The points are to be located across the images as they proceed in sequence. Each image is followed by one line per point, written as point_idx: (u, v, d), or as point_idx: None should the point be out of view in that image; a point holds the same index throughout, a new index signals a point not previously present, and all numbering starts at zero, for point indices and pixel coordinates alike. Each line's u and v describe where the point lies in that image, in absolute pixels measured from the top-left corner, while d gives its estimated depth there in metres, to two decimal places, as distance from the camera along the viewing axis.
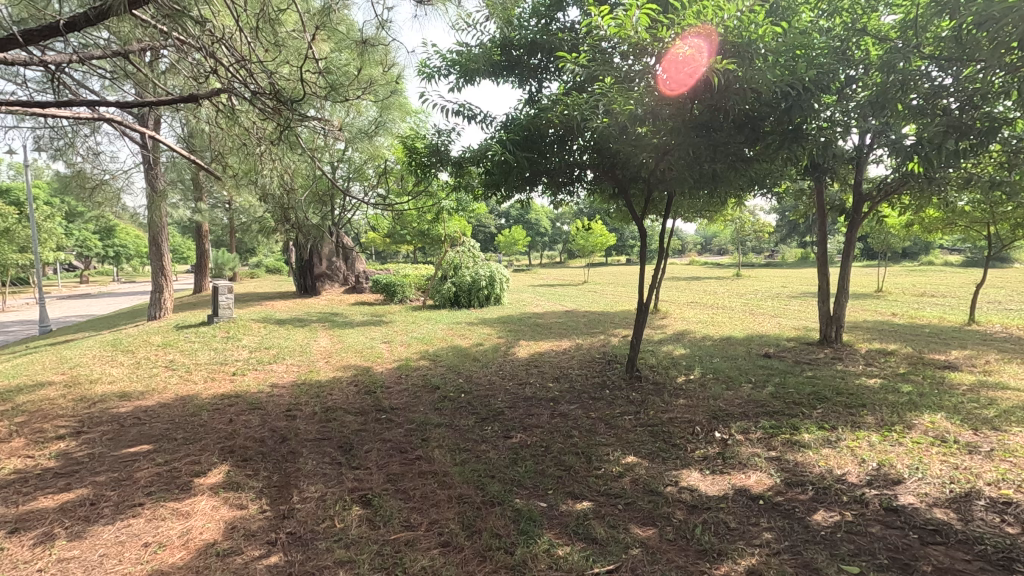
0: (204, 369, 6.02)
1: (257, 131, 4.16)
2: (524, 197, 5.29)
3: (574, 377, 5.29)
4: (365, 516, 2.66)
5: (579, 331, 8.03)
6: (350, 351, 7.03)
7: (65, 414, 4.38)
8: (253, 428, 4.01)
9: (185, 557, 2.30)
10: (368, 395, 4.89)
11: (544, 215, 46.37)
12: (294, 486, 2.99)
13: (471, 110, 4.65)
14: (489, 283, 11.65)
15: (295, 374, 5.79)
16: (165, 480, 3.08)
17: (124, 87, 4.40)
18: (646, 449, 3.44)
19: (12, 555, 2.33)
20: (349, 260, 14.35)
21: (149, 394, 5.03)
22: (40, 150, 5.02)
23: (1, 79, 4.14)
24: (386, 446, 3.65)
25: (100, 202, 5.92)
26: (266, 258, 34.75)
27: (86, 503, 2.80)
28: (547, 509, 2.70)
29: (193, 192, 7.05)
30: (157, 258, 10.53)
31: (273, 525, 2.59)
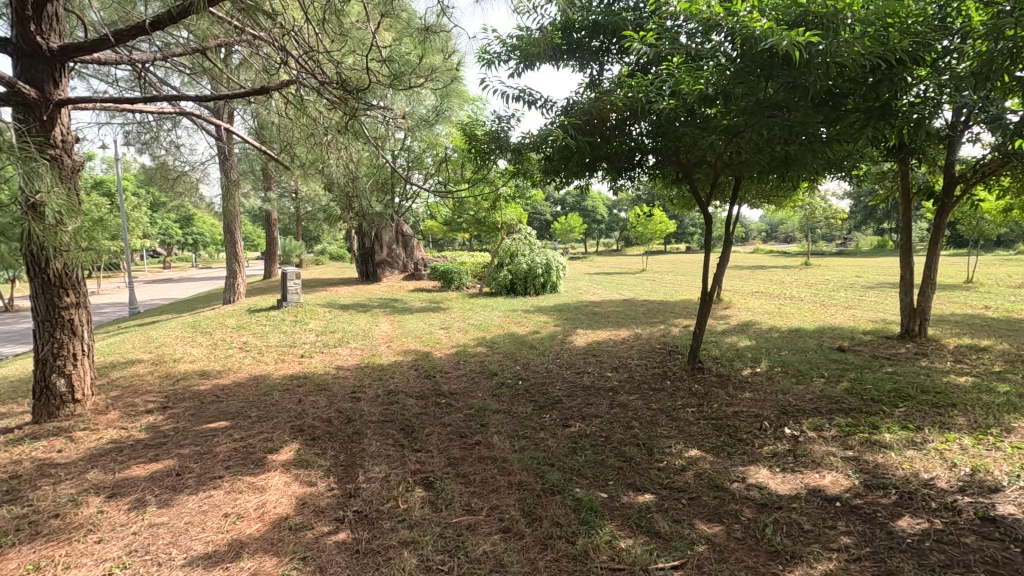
0: (274, 351, 6.33)
1: (325, 121, 4.29)
2: (583, 182, 5.21)
3: (634, 367, 5.19)
4: (427, 498, 2.72)
5: (638, 320, 7.86)
6: (410, 336, 7.20)
7: (153, 390, 4.72)
8: (320, 408, 4.17)
9: (261, 529, 2.42)
10: (427, 380, 4.99)
11: (601, 203, 45.77)
12: (359, 466, 3.09)
13: (531, 95, 4.58)
14: (546, 271, 11.58)
15: (358, 357, 5.99)
16: (241, 455, 3.25)
17: (202, 82, 4.63)
18: (710, 443, 3.33)
19: (111, 518, 2.53)
20: (408, 247, 14.68)
21: (226, 373, 5.35)
22: (128, 144, 5.38)
23: (94, 79, 4.46)
24: (446, 430, 3.71)
25: (181, 192, 6.38)
26: (330, 245, 36.20)
27: (173, 473, 3.01)
28: (608, 500, 2.66)
29: (264, 182, 7.39)
30: (231, 245, 11.20)
31: (341, 502, 2.69)
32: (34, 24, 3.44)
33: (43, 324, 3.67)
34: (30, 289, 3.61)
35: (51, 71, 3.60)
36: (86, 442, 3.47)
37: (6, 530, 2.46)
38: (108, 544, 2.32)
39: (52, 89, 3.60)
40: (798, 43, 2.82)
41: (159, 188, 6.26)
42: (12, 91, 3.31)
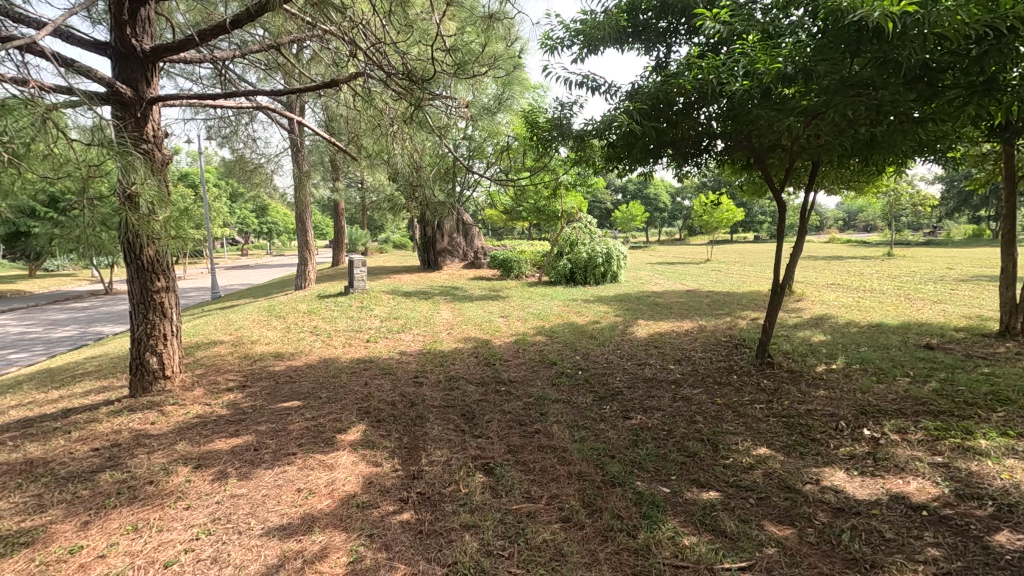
0: (342, 335, 6.61)
1: (391, 113, 4.38)
2: (646, 170, 5.06)
3: (698, 360, 5.03)
4: (488, 484, 2.75)
5: (702, 312, 7.62)
6: (470, 323, 7.31)
7: (233, 369, 5.05)
8: (386, 391, 4.32)
9: (331, 505, 2.54)
10: (487, 367, 5.05)
11: (664, 190, 44.51)
12: (422, 450, 3.18)
13: (595, 80, 4.48)
14: (606, 260, 11.40)
15: (420, 343, 6.14)
16: (313, 434, 3.42)
17: (277, 78, 4.84)
18: (780, 442, 3.18)
19: (198, 486, 2.73)
20: (468, 236, 14.84)
21: (298, 355, 5.63)
22: (211, 138, 5.72)
23: (181, 78, 4.76)
24: (506, 418, 3.74)
25: (257, 183, 6.72)
26: (393, 234, 37.26)
27: (251, 448, 3.20)
28: (671, 495, 2.60)
29: (333, 173, 7.67)
30: (303, 234, 11.74)
31: (405, 483, 2.77)
32: (130, 27, 3.71)
33: (139, 306, 3.98)
34: (127, 273, 3.92)
35: (143, 71, 3.86)
36: (176, 416, 3.76)
37: (108, 493, 2.70)
38: (195, 511, 2.50)
39: (144, 88, 3.86)
40: (891, 14, 2.58)
41: (237, 179, 6.64)
42: (112, 91, 3.59)
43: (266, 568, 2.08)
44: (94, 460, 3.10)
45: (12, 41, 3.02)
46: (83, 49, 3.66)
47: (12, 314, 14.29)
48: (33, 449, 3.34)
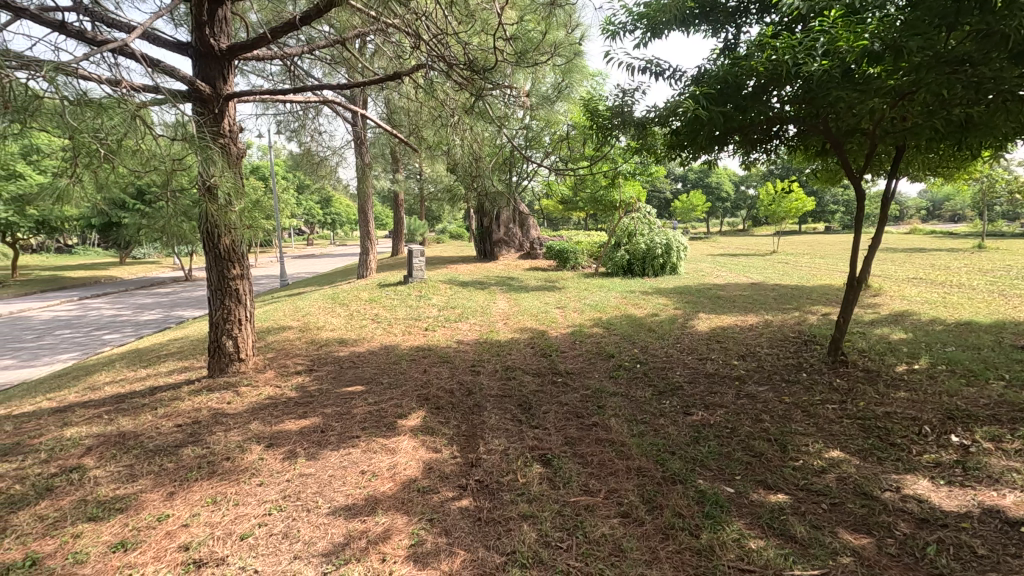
0: (402, 323, 6.78)
1: (451, 104, 4.42)
2: (710, 157, 4.87)
3: (764, 356, 4.82)
4: (545, 475, 2.75)
5: (768, 306, 7.29)
6: (526, 314, 7.31)
7: (301, 353, 5.29)
8: (444, 379, 4.40)
9: (394, 488, 2.61)
10: (544, 358, 5.04)
11: (727, 179, 42.81)
12: (480, 438, 3.21)
13: (658, 65, 4.32)
14: (665, 252, 11.08)
15: (477, 333, 6.20)
16: (375, 418, 3.52)
17: (342, 73, 4.98)
18: (855, 445, 2.99)
19: (270, 464, 2.88)
20: (524, 226, 14.82)
21: (361, 342, 5.83)
22: (280, 132, 5.97)
23: (254, 75, 4.98)
24: (563, 409, 3.72)
25: (323, 175, 6.97)
26: (450, 224, 37.81)
27: (318, 430, 3.34)
28: (735, 496, 2.51)
29: (393, 164, 7.84)
30: (364, 224, 12.09)
31: (463, 470, 2.81)
32: (209, 28, 3.91)
33: (217, 292, 4.22)
34: (206, 261, 4.17)
35: (221, 69, 4.06)
36: (249, 396, 3.98)
37: (190, 466, 2.89)
38: (268, 487, 2.64)
39: (221, 85, 4.06)
40: None
41: (304, 171, 6.90)
42: (192, 89, 3.80)
43: (332, 546, 2.16)
44: (178, 436, 3.32)
45: (107, 45, 3.25)
46: (167, 50, 3.89)
47: (106, 298, 15.57)
48: (126, 423, 3.62)
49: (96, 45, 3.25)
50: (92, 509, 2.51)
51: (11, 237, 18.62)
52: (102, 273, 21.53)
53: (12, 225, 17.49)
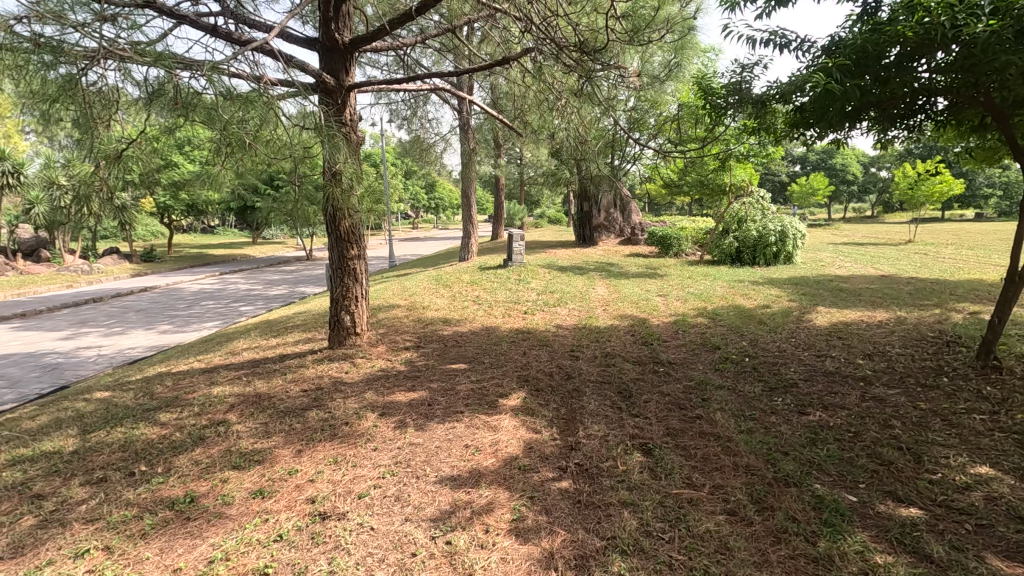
0: (502, 306, 6.93)
1: (558, 87, 4.39)
2: (838, 136, 4.42)
3: (895, 356, 4.35)
4: (646, 464, 2.70)
5: (901, 301, 6.55)
6: (626, 300, 7.16)
7: (408, 330, 5.59)
8: (543, 362, 4.45)
9: (496, 464, 2.70)
10: (645, 346, 4.92)
11: (855, 160, 38.74)
12: (580, 422, 3.22)
13: (782, 37, 3.96)
14: (780, 239, 10.29)
15: (576, 318, 6.18)
16: (478, 395, 3.65)
17: (451, 60, 5.13)
18: (1009, 463, 2.63)
19: (383, 431, 3.10)
20: (625, 211, 14.44)
21: (463, 322, 6.04)
22: (393, 120, 6.28)
23: (371, 66, 5.27)
24: (664, 399, 3.62)
25: (430, 161, 7.26)
26: (549, 210, 37.85)
27: (425, 403, 3.53)
28: (858, 505, 2.31)
29: (496, 149, 7.96)
30: (467, 209, 12.44)
31: (563, 453, 2.84)
32: (334, 23, 4.18)
33: (337, 270, 4.56)
34: (329, 242, 4.50)
35: (343, 62, 4.34)
36: (364, 367, 4.29)
37: (315, 428, 3.18)
38: (381, 453, 2.84)
39: (344, 77, 4.34)
40: None
41: (413, 157, 7.23)
42: (319, 81, 4.10)
43: (439, 512, 2.29)
44: (304, 400, 3.67)
45: (250, 44, 3.62)
46: (298, 47, 4.21)
47: (241, 274, 17.44)
48: (261, 385, 4.06)
49: (240, 44, 3.62)
50: (235, 458, 2.85)
51: (168, 219, 21.36)
52: (237, 252, 24.08)
53: (168, 209, 20.03)
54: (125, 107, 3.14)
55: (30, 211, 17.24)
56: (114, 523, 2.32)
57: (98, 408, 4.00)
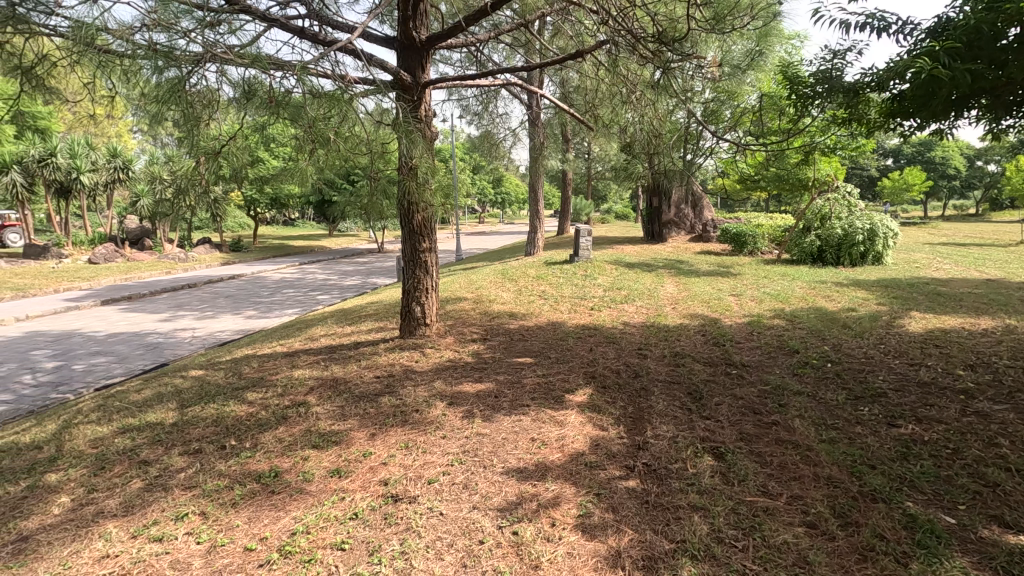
0: (568, 301, 6.89)
1: (633, 80, 4.30)
2: (941, 126, 4.05)
3: (1004, 369, 3.95)
4: (717, 468, 2.61)
5: (1011, 308, 5.93)
6: (697, 299, 6.93)
7: (476, 323, 5.68)
8: (610, 359, 4.40)
9: (562, 459, 2.70)
10: (716, 347, 4.74)
11: (958, 153, 35.40)
12: (647, 422, 3.15)
13: (881, 19, 3.58)
14: (868, 238, 9.59)
15: (644, 316, 6.06)
16: (544, 390, 3.67)
17: (523, 54, 5.14)
18: None
19: (452, 419, 3.18)
20: (697, 206, 13.93)
21: (529, 316, 6.07)
22: (464, 115, 6.38)
23: (445, 63, 5.38)
24: (737, 403, 3.48)
25: (499, 156, 7.32)
26: (616, 206, 37.25)
27: (492, 394, 3.59)
28: (957, 528, 2.13)
29: (564, 143, 7.92)
30: (533, 203, 12.47)
31: (631, 452, 2.79)
32: (412, 22, 4.30)
33: (410, 263, 4.70)
34: (403, 235, 4.64)
35: (420, 60, 4.44)
36: (434, 357, 4.41)
37: (387, 413, 3.32)
38: (450, 441, 2.91)
39: (420, 74, 4.45)
40: None
41: (482, 152, 7.33)
42: (396, 79, 4.22)
43: (506, 503, 2.32)
44: (377, 385, 3.82)
45: (334, 45, 3.80)
46: (378, 46, 4.36)
47: (319, 264, 18.38)
48: (338, 370, 4.28)
49: (325, 45, 3.81)
50: (314, 438, 3.02)
51: (254, 212, 22.80)
52: (315, 244, 25.35)
53: (254, 202, 21.37)
54: (222, 107, 3.36)
55: (137, 204, 18.95)
56: (209, 491, 2.52)
57: (193, 385, 4.35)
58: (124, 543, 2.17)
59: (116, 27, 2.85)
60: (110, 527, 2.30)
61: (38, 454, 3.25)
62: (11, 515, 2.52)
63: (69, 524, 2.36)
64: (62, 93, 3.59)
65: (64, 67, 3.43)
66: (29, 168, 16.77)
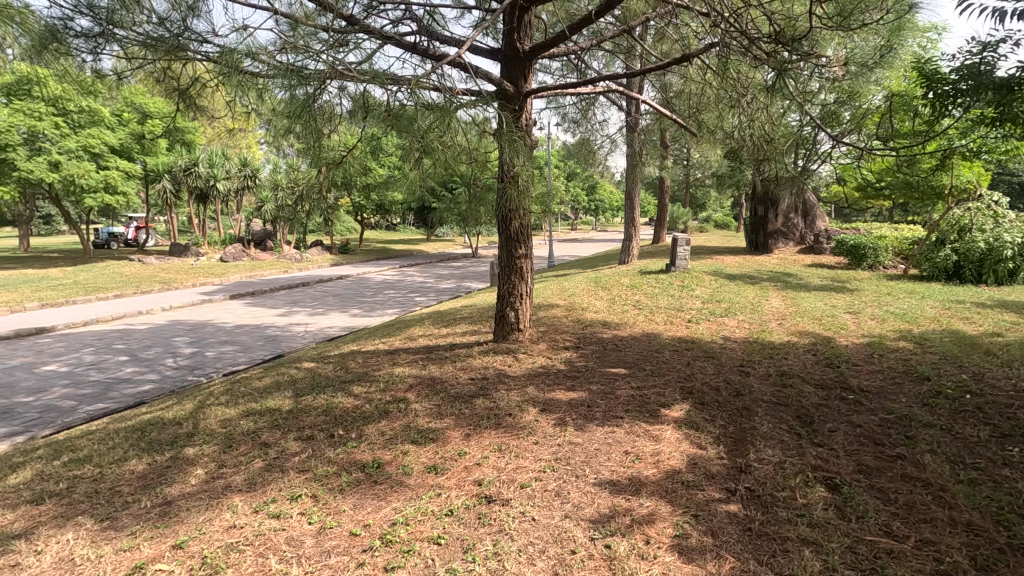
0: (664, 312, 6.68)
1: (743, 82, 4.09)
2: None
3: None
4: (832, 501, 2.40)
5: None
6: (807, 315, 6.43)
7: (568, 330, 5.68)
8: (709, 375, 4.20)
9: (657, 475, 2.61)
10: (830, 368, 4.37)
11: None
12: (750, 444, 2.97)
13: None
14: (1019, 253, 8.41)
15: (746, 331, 5.73)
16: (638, 402, 3.58)
17: (624, 61, 5.08)
18: None
19: (544, 426, 3.19)
20: (809, 216, 12.94)
21: (623, 326, 5.95)
22: (562, 123, 6.42)
23: (544, 72, 5.46)
24: (854, 431, 3.18)
25: (594, 163, 7.29)
26: (716, 214, 35.59)
27: (585, 403, 3.55)
28: None
29: (663, 150, 7.72)
30: (628, 210, 12.24)
31: (732, 474, 2.64)
32: (516, 33, 4.40)
33: (506, 269, 4.78)
34: (500, 241, 4.73)
35: (523, 71, 4.51)
36: (526, 362, 4.46)
37: (482, 415, 3.40)
38: (542, 447, 2.92)
39: (523, 83, 4.51)
40: None
41: (578, 160, 7.32)
42: (499, 89, 4.33)
43: (599, 515, 2.29)
44: (472, 387, 3.93)
45: (442, 58, 3.98)
46: (483, 58, 4.51)
47: (417, 268, 19.23)
48: (435, 369, 4.45)
49: (434, 58, 3.99)
50: (413, 434, 3.16)
51: (361, 217, 24.32)
52: (415, 247, 26.57)
53: (362, 208, 22.82)
54: (340, 120, 3.63)
55: (262, 208, 20.92)
56: (320, 476, 2.71)
57: (307, 376, 4.72)
58: (248, 516, 2.40)
59: (257, 51, 3.19)
60: (236, 500, 2.55)
61: (180, 429, 3.68)
62: (159, 481, 2.87)
63: (203, 494, 2.64)
64: (208, 111, 4.06)
65: (210, 87, 3.88)
66: (177, 176, 19.10)
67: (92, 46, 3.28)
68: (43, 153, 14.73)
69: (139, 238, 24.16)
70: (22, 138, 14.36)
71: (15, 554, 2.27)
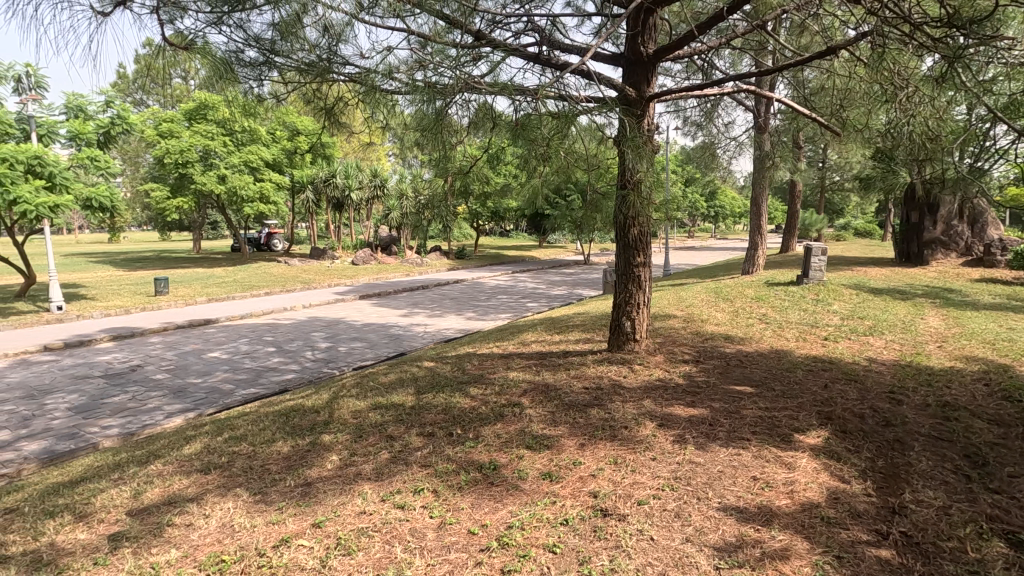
0: (796, 328, 6.13)
1: (902, 74, 3.64)
2: None
3: None
4: (1016, 560, 2.03)
5: None
6: (975, 338, 5.54)
7: (687, 343, 5.41)
8: (851, 399, 3.77)
9: (792, 507, 2.39)
10: (1009, 402, 3.71)
11: None
12: (905, 482, 2.61)
13: None
14: None
15: (897, 352, 5.07)
16: (767, 425, 3.31)
17: (756, 57, 4.77)
18: None
19: (661, 442, 3.06)
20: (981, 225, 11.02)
21: (748, 341, 5.55)
22: (683, 127, 6.19)
23: (666, 75, 5.31)
24: None
25: (716, 167, 6.94)
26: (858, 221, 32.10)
27: (706, 422, 3.36)
28: None
29: (796, 152, 7.14)
30: (755, 217, 11.50)
31: (883, 515, 2.34)
32: (639, 36, 4.30)
33: (623, 278, 4.68)
34: (617, 248, 4.64)
35: (645, 74, 4.38)
36: (642, 374, 4.32)
37: (596, 425, 3.34)
38: (660, 464, 2.80)
39: (644, 87, 4.36)
40: None
41: (698, 164, 7.02)
42: (621, 94, 4.25)
43: (724, 543, 2.14)
44: (586, 396, 3.88)
45: (565, 67, 4.00)
46: (605, 64, 4.47)
47: (531, 274, 19.45)
48: (548, 376, 4.46)
49: (555, 67, 4.04)
50: (528, 439, 3.18)
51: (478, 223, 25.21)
52: (528, 254, 26.98)
53: (479, 215, 23.64)
54: (464, 132, 3.80)
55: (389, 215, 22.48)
56: (441, 472, 2.83)
57: (427, 375, 4.96)
58: (376, 504, 2.56)
59: (393, 69, 3.42)
60: (366, 488, 2.74)
61: (317, 417, 4.04)
62: (301, 463, 3.18)
63: (338, 479, 2.88)
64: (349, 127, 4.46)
65: (350, 105, 4.22)
66: (318, 187, 21.19)
67: (256, 74, 3.67)
68: (214, 167, 17.22)
69: (274, 246, 27.27)
70: (198, 155, 17.08)
71: (189, 515, 2.62)
